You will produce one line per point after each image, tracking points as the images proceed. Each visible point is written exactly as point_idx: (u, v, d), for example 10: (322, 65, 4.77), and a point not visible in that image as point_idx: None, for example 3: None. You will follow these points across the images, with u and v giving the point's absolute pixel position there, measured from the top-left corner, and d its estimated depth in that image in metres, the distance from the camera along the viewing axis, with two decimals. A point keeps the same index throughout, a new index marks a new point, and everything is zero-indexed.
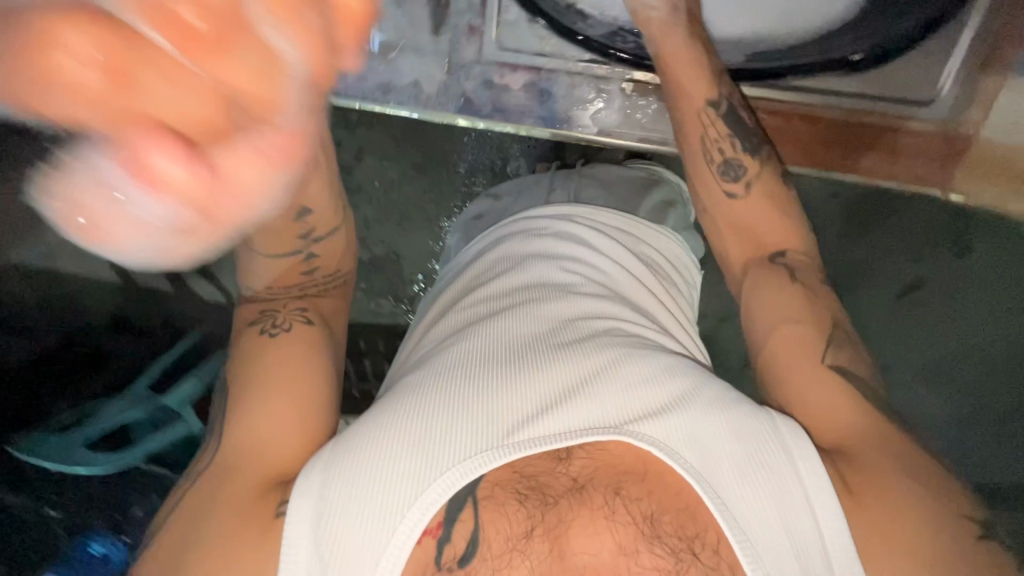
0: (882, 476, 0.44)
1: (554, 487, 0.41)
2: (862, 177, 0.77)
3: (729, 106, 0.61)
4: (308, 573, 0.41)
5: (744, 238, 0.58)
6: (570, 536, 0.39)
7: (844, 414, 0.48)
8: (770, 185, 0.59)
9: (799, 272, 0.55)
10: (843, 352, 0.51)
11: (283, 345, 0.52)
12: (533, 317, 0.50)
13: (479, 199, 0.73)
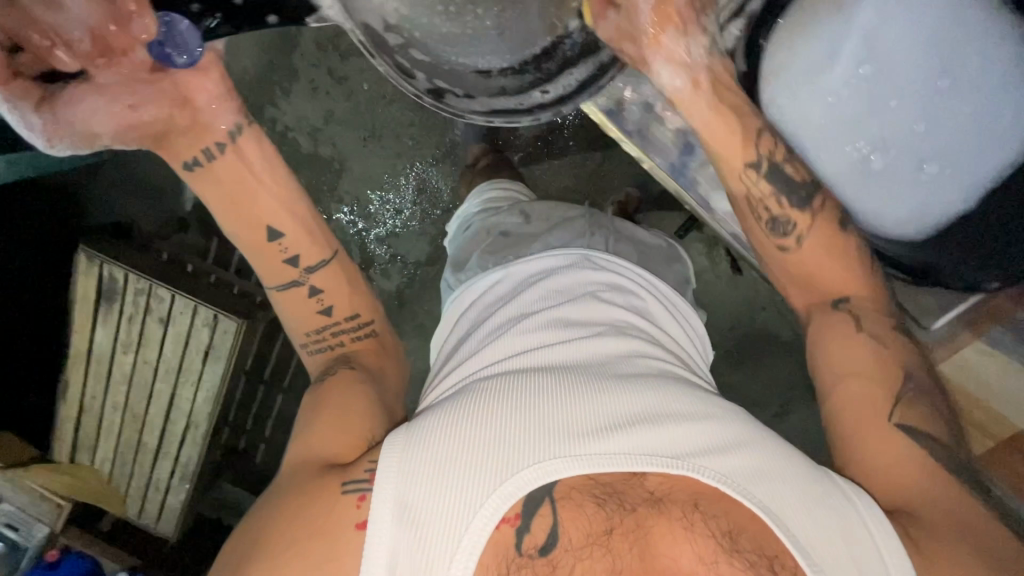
0: (944, 536, 0.49)
1: (631, 495, 0.43)
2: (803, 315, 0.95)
3: (770, 163, 0.65)
4: (391, 550, 0.42)
5: (811, 287, 0.65)
6: (651, 541, 0.42)
7: (909, 466, 0.53)
8: (824, 234, 0.65)
9: (864, 320, 0.62)
10: (910, 411, 0.56)
11: (331, 387, 0.64)
12: (595, 350, 0.53)
13: (508, 211, 0.77)
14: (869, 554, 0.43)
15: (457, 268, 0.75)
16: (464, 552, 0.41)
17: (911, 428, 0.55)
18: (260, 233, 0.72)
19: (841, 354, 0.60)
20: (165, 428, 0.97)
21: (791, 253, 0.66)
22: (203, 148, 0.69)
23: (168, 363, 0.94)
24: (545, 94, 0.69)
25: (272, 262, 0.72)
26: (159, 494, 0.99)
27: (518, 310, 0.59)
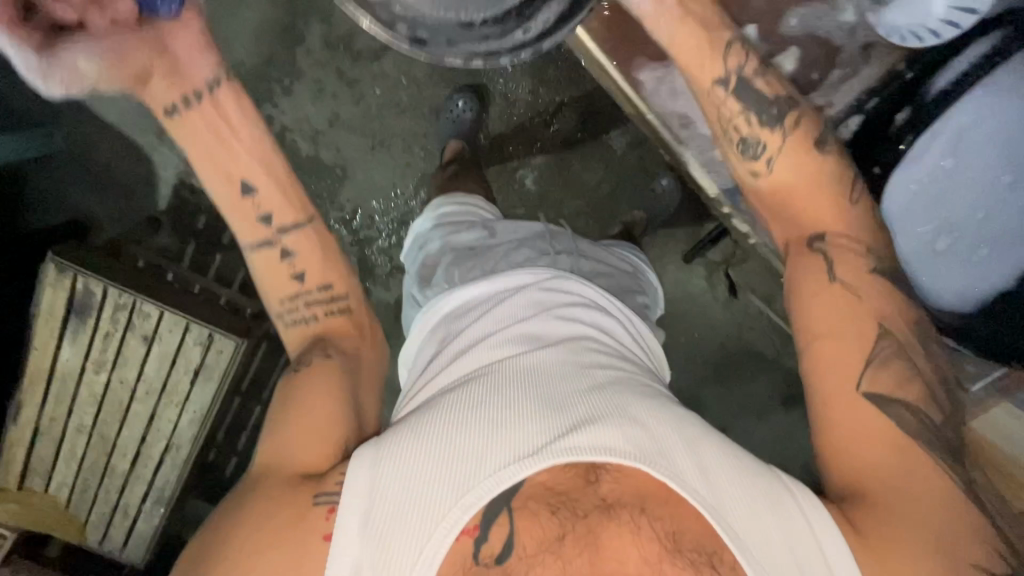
0: (893, 515, 0.51)
1: (583, 502, 0.45)
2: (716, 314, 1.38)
3: (739, 79, 0.65)
4: (358, 558, 0.45)
5: (793, 223, 0.65)
6: (600, 546, 0.44)
7: (874, 428, 0.55)
8: (793, 155, 0.64)
9: (839, 264, 0.61)
10: (883, 370, 0.57)
11: (306, 379, 0.63)
12: (558, 355, 0.55)
13: (474, 227, 0.78)
14: (807, 542, 0.48)
15: (424, 281, 0.75)
16: (428, 558, 0.43)
17: (878, 395, 0.56)
18: (232, 189, 0.70)
19: (817, 307, 0.60)
20: (138, 454, 1.01)
21: (766, 183, 0.65)
22: (180, 95, 0.69)
23: (150, 385, 0.99)
24: (526, 32, 0.68)
25: (244, 221, 0.71)
26: (127, 519, 1.03)
27: (482, 321, 0.60)
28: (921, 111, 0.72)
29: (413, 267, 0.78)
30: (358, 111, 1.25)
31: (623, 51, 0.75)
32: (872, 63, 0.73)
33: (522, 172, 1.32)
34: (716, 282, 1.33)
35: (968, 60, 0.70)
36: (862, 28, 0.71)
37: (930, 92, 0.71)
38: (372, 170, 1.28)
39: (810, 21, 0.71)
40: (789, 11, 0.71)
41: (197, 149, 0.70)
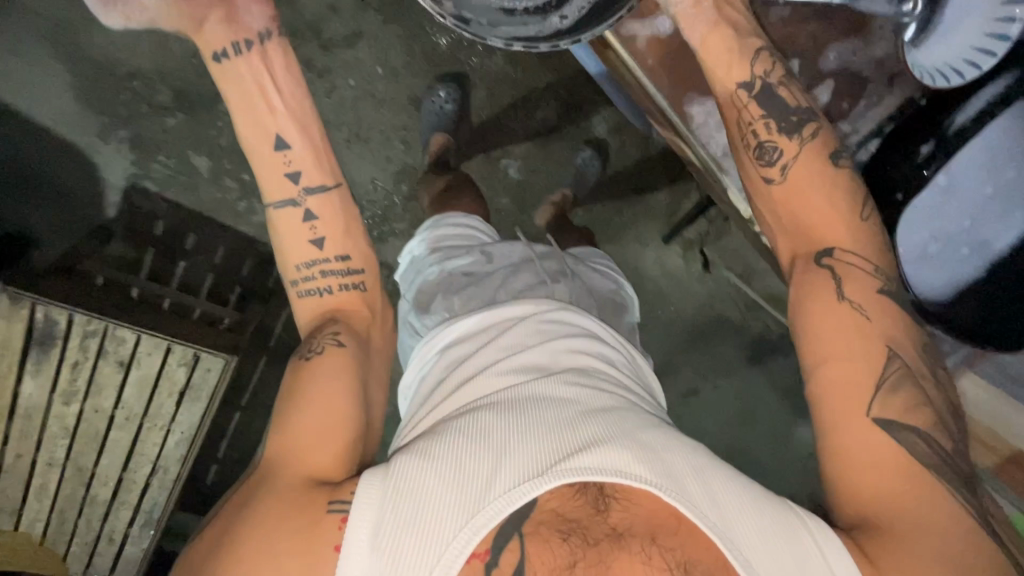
0: (905, 547, 0.48)
1: (592, 530, 0.45)
2: (696, 292, 1.42)
3: (763, 85, 0.65)
4: None
5: (805, 233, 0.63)
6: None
7: (889, 456, 0.52)
8: (809, 164, 0.63)
9: (847, 283, 0.58)
10: (895, 393, 0.54)
11: (323, 364, 0.61)
12: (567, 381, 0.56)
13: (469, 252, 0.79)
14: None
15: (422, 310, 0.76)
16: None
17: (888, 420, 0.53)
18: (268, 141, 0.75)
19: (826, 328, 0.57)
20: (122, 479, 1.10)
21: (783, 187, 0.63)
22: (233, 42, 0.76)
23: (130, 411, 1.07)
24: (563, 19, 0.64)
25: (274, 174, 0.75)
26: (113, 544, 1.13)
27: (493, 350, 0.63)
28: (942, 145, 0.69)
29: (409, 296, 0.79)
30: (331, 102, 1.19)
31: (678, 89, 0.73)
32: (896, 91, 0.68)
33: (505, 162, 1.27)
34: (692, 258, 1.40)
35: (991, 93, 0.67)
36: (891, 60, 0.67)
37: (952, 124, 0.68)
38: (347, 165, 1.22)
39: (846, 56, 0.67)
40: (828, 45, 0.68)
41: (241, 102, 0.75)
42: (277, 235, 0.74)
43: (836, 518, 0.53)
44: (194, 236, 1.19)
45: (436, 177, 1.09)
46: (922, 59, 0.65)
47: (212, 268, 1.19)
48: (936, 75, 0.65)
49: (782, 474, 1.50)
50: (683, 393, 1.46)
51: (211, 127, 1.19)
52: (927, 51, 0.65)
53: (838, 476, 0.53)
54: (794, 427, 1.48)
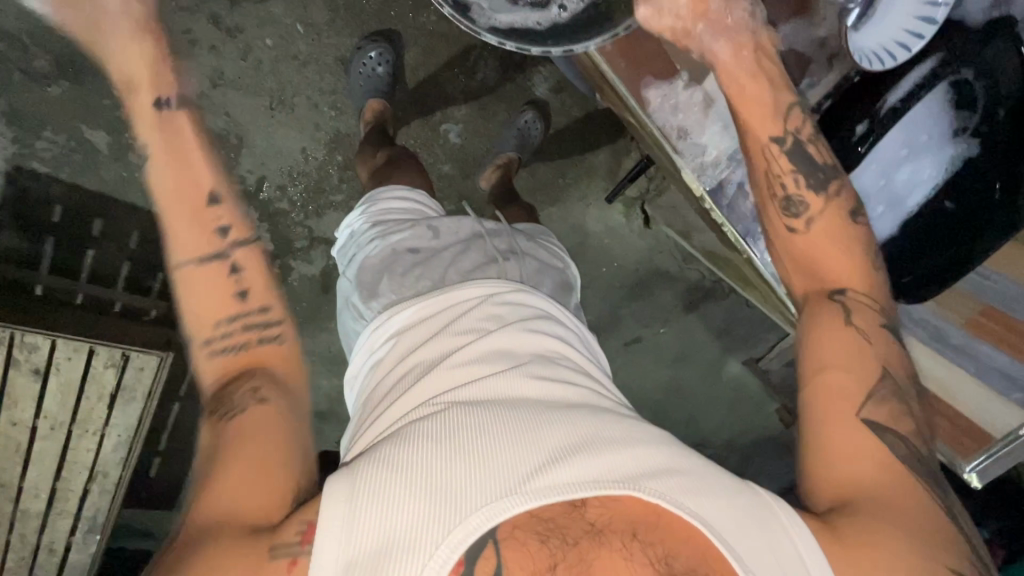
0: (880, 530, 0.52)
1: (573, 529, 0.46)
2: (637, 246, 1.47)
3: (796, 142, 0.66)
4: None
5: (809, 270, 0.67)
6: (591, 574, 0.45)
7: (873, 455, 0.57)
8: (830, 220, 0.67)
9: (856, 312, 0.63)
10: (882, 408, 0.59)
11: (246, 431, 0.55)
12: (530, 380, 0.57)
13: (413, 226, 0.77)
14: (793, 562, 0.49)
15: (366, 290, 0.73)
16: None
17: (875, 425, 0.58)
18: (192, 195, 0.64)
19: (830, 344, 0.62)
20: (56, 489, 1.04)
21: (805, 233, 0.67)
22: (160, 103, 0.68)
23: (54, 420, 0.99)
24: (562, 10, 0.68)
25: (195, 225, 0.63)
26: (56, 553, 1.09)
27: (449, 341, 0.62)
28: (875, 124, 0.70)
29: (350, 274, 0.77)
30: (245, 66, 1.08)
31: (634, 73, 0.72)
32: (834, 71, 0.70)
33: (446, 127, 1.22)
34: (633, 216, 1.43)
35: (918, 75, 0.69)
36: (832, 40, 0.69)
37: (883, 106, 0.69)
38: (271, 134, 1.13)
39: (791, 36, 0.69)
40: (777, 25, 0.69)
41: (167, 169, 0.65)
42: (185, 278, 0.63)
43: (812, 503, 0.57)
44: (100, 221, 1.07)
45: (374, 152, 1.03)
46: (862, 41, 0.66)
47: (128, 255, 1.09)
48: (872, 56, 0.65)
49: (712, 404, 1.65)
50: (626, 341, 1.54)
51: (105, 97, 1.04)
52: (865, 34, 0.67)
53: (816, 472, 0.58)
54: (725, 363, 1.62)
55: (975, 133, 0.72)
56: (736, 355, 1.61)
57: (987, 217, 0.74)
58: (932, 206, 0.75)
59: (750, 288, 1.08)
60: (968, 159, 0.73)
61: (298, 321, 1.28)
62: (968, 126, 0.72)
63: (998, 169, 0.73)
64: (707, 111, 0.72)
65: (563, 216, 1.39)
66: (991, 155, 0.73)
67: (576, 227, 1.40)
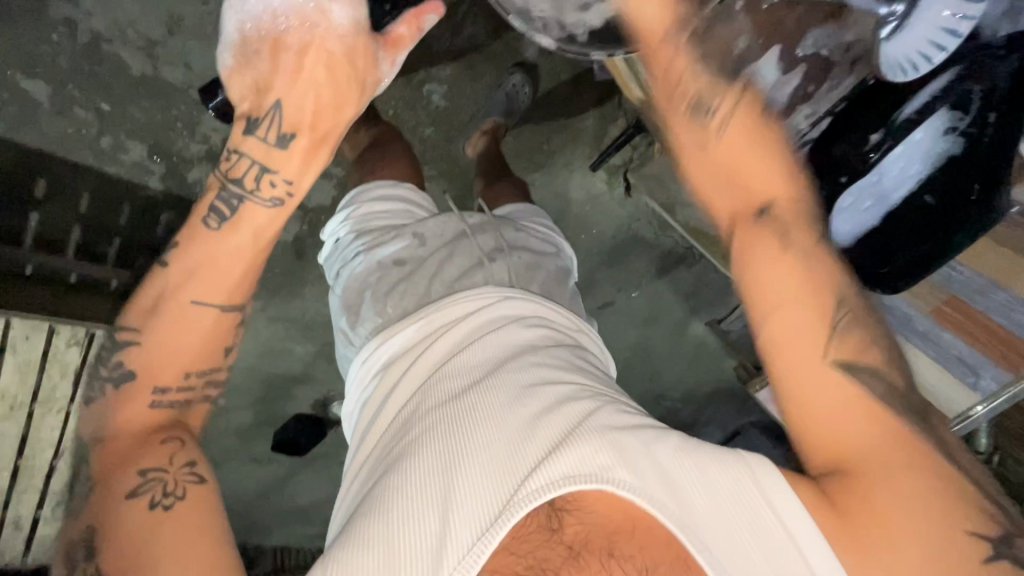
0: (875, 496, 0.48)
1: (553, 559, 0.50)
2: (616, 214, 1.46)
3: (698, 46, 0.60)
4: None
5: (733, 189, 0.57)
6: None
7: (840, 396, 0.50)
8: (750, 120, 0.59)
9: (788, 230, 0.55)
10: (845, 344, 0.52)
11: (174, 514, 0.53)
12: (496, 389, 0.57)
13: (399, 235, 0.74)
14: (773, 532, 0.50)
15: (352, 314, 0.72)
16: None
17: (844, 363, 0.51)
18: (234, 241, 0.62)
19: (770, 272, 0.54)
20: (20, 467, 1.06)
21: (719, 144, 0.58)
22: (257, 172, 0.61)
23: (13, 399, 1.00)
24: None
25: (199, 276, 0.61)
26: (21, 528, 1.11)
27: (421, 366, 0.63)
28: (890, 133, 0.72)
29: (338, 291, 0.75)
30: (207, 11, 0.96)
31: None
32: (853, 74, 0.74)
33: (429, 87, 1.15)
34: (615, 183, 1.41)
35: (934, 88, 0.69)
36: (857, 45, 0.71)
37: (899, 117, 0.71)
38: None
39: (820, 40, 0.71)
40: (809, 30, 0.71)
41: (229, 242, 0.62)
42: (146, 316, 0.61)
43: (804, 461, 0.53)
44: (45, 179, 0.98)
45: (357, 132, 0.98)
46: (893, 50, 0.65)
47: (78, 217, 1.02)
48: (899, 67, 0.66)
49: (675, 363, 1.72)
50: (599, 305, 1.57)
51: (43, 41, 0.91)
52: (899, 41, 0.65)
53: (789, 420, 0.52)
54: (691, 324, 1.66)
55: (962, 133, 0.72)
56: (701, 317, 1.66)
57: (963, 218, 0.76)
58: (913, 201, 0.76)
59: None
60: (951, 157, 0.73)
61: (270, 287, 1.22)
62: (957, 126, 0.71)
63: (977, 168, 0.74)
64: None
65: (545, 183, 1.36)
66: (977, 154, 0.73)
67: (558, 193, 1.38)
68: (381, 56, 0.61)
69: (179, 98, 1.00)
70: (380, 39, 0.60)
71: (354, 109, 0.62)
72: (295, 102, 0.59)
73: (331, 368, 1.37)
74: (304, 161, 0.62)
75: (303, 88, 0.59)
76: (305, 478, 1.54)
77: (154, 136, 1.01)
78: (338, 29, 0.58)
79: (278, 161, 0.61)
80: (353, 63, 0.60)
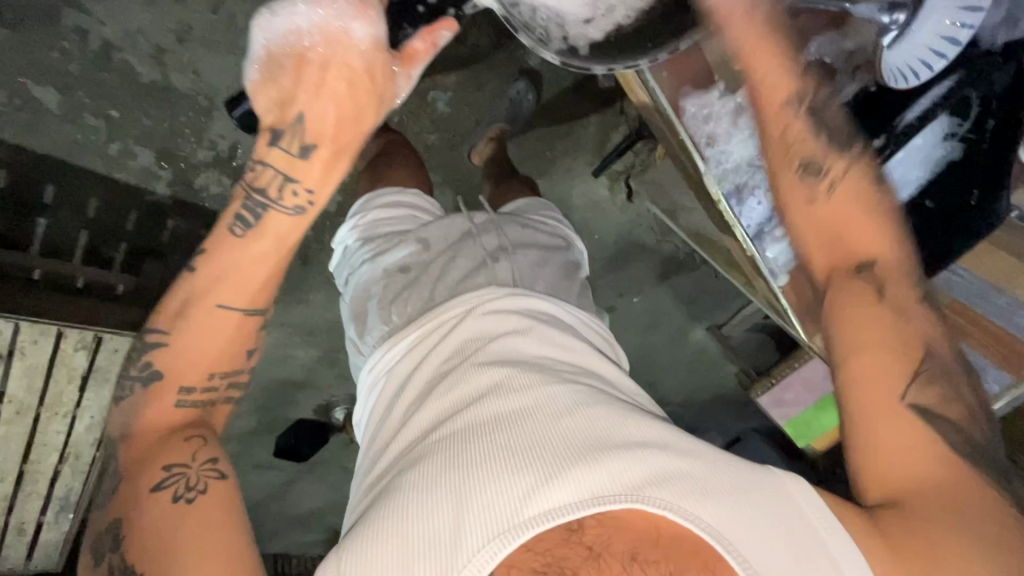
0: (943, 531, 0.51)
1: (572, 559, 0.49)
2: (618, 219, 1.47)
3: (811, 106, 0.64)
4: None
5: (834, 244, 0.62)
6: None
7: (915, 444, 0.54)
8: (858, 180, 0.63)
9: (888, 287, 0.59)
10: (927, 391, 0.56)
11: (196, 507, 0.55)
12: (515, 395, 0.57)
13: (405, 242, 0.75)
14: (809, 545, 0.51)
15: (359, 323, 0.73)
16: None
17: (930, 411, 0.55)
18: (259, 246, 0.65)
19: (864, 323, 0.58)
20: (25, 472, 1.07)
21: (827, 197, 0.62)
22: (280, 182, 0.64)
23: (22, 403, 1.00)
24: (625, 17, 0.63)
25: (225, 282, 0.64)
26: (26, 532, 1.15)
27: (436, 369, 0.63)
28: (891, 140, 0.72)
29: (348, 298, 0.76)
30: (215, 20, 0.97)
31: (673, 83, 0.74)
32: (856, 81, 0.71)
33: (434, 94, 1.17)
34: (617, 189, 1.42)
35: (937, 93, 0.71)
36: (859, 52, 0.69)
37: (903, 121, 0.72)
38: None
39: (823, 49, 0.68)
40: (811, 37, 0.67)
41: (252, 249, 0.65)
42: (174, 320, 0.64)
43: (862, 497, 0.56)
44: (53, 186, 0.99)
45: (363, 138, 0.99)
46: (895, 58, 0.66)
47: (86, 223, 1.03)
48: (900, 74, 0.67)
49: (677, 368, 1.72)
50: (601, 310, 1.58)
51: (52, 50, 0.92)
52: (901, 50, 0.66)
53: (864, 459, 0.56)
54: (692, 329, 1.67)
55: (962, 139, 0.74)
56: (702, 322, 1.67)
57: (963, 221, 0.77)
58: (914, 205, 0.77)
59: (736, 271, 1.11)
60: (951, 162, 0.75)
61: None
62: (957, 132, 0.74)
63: (975, 173, 0.75)
64: (736, 120, 0.72)
65: (548, 189, 1.37)
66: (975, 162, 0.75)
67: (560, 199, 1.39)
68: (398, 71, 0.62)
69: (186, 106, 1.01)
70: (398, 54, 0.61)
71: (372, 122, 0.64)
72: (317, 116, 0.61)
73: (334, 373, 1.37)
74: (325, 173, 0.65)
75: (324, 102, 0.61)
76: (307, 484, 1.54)
77: (162, 143, 1.03)
78: (359, 45, 0.60)
79: (301, 172, 0.64)
80: (372, 79, 0.61)
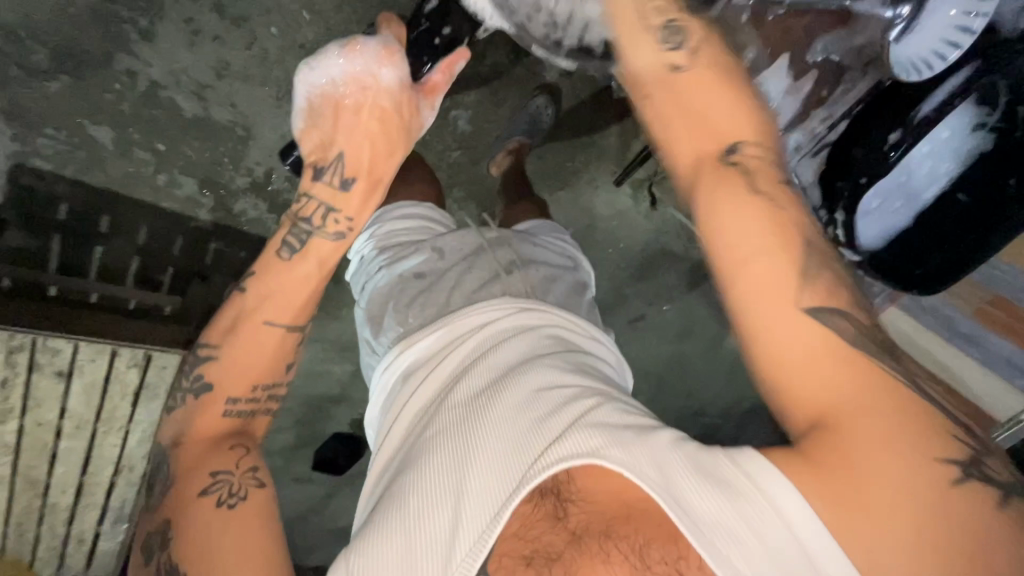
0: (853, 453, 0.43)
1: (556, 544, 0.50)
2: (644, 228, 1.46)
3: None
4: None
5: (696, 128, 0.51)
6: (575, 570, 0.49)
7: (807, 352, 0.45)
8: (715, 49, 0.53)
9: (756, 173, 0.50)
10: (817, 287, 0.47)
11: (237, 514, 0.58)
12: (502, 388, 0.59)
13: (418, 249, 0.78)
14: (753, 509, 0.46)
15: (374, 324, 0.76)
16: None
17: (815, 308, 0.46)
18: (296, 262, 0.69)
19: (740, 218, 0.48)
20: (84, 483, 1.16)
21: (683, 80, 0.51)
22: (323, 213, 0.68)
23: (80, 419, 1.10)
24: None
25: (265, 298, 0.68)
26: (85, 543, 1.24)
27: (439, 373, 0.66)
28: (908, 134, 0.71)
29: (362, 304, 0.79)
30: (251, 56, 1.02)
31: None
32: (867, 77, 0.72)
33: (455, 114, 1.21)
34: (641, 198, 1.42)
35: (954, 84, 0.68)
36: (869, 47, 0.69)
37: (917, 115, 0.70)
38: (279, 126, 1.09)
39: (830, 48, 0.69)
40: (816, 37, 0.68)
41: (297, 270, 0.69)
42: (220, 333, 0.68)
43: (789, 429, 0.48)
44: (108, 217, 1.07)
45: None
46: (906, 51, 0.66)
47: (137, 249, 1.10)
48: (912, 67, 0.67)
49: (712, 376, 1.69)
50: (631, 319, 1.58)
51: (107, 92, 1.00)
52: (910, 43, 0.66)
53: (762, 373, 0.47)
54: (725, 337, 1.64)
55: (992, 130, 0.72)
56: None
57: (1004, 215, 0.74)
58: (945, 198, 0.77)
59: None
60: (981, 154, 0.73)
61: None
62: (986, 122, 0.71)
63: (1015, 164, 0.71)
64: None
65: (571, 201, 1.39)
66: (1007, 152, 0.72)
67: (584, 210, 1.40)
68: (422, 103, 0.69)
69: (226, 137, 1.08)
70: (421, 89, 0.68)
71: (403, 153, 0.69)
72: (356, 153, 0.66)
73: None
74: (366, 202, 0.69)
75: (362, 140, 0.66)
76: (346, 496, 1.58)
77: (204, 172, 1.10)
78: (388, 85, 0.65)
79: (343, 202, 0.68)
80: (401, 115, 0.67)
